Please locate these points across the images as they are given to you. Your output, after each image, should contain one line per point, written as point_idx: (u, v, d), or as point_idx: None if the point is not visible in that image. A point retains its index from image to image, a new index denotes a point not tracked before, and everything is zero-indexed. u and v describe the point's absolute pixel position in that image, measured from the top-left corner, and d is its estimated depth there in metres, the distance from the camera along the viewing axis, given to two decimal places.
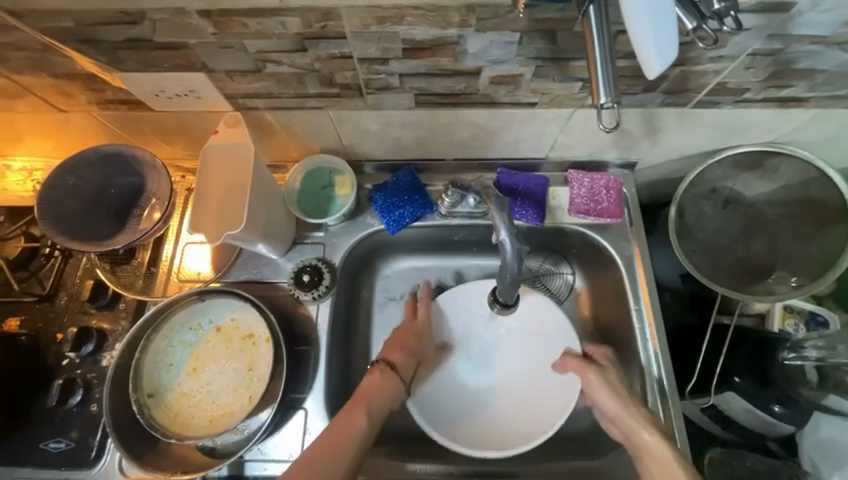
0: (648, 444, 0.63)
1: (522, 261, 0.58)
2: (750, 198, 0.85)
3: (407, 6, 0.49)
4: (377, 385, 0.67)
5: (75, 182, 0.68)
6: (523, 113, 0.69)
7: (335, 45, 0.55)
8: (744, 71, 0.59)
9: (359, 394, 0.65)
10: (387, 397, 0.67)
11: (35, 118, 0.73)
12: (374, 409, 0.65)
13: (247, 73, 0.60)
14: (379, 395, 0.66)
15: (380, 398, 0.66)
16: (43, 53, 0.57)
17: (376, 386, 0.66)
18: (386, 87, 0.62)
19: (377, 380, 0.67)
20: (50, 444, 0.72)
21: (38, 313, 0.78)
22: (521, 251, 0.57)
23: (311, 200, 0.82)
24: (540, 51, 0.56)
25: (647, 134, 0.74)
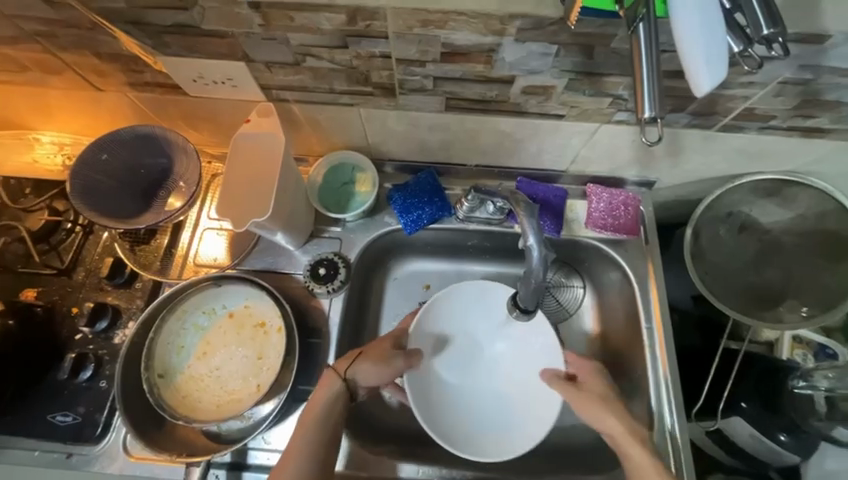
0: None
1: (548, 268, 0.59)
2: (766, 225, 0.85)
3: (451, 11, 0.50)
4: (322, 396, 0.67)
5: (108, 158, 0.69)
6: (549, 124, 0.70)
7: (375, 44, 0.56)
8: (773, 98, 0.60)
9: (310, 407, 0.66)
10: (335, 406, 0.67)
11: (71, 95, 0.74)
12: (318, 415, 0.66)
13: (285, 65, 0.61)
14: (325, 406, 0.67)
15: (326, 410, 0.66)
16: (92, 32, 0.59)
17: (321, 397, 0.67)
18: (419, 89, 0.63)
19: (324, 390, 0.67)
20: (57, 417, 0.72)
21: (55, 286, 0.79)
22: (548, 258, 0.58)
23: (331, 195, 0.83)
24: (575, 65, 0.57)
25: (669, 154, 0.75)
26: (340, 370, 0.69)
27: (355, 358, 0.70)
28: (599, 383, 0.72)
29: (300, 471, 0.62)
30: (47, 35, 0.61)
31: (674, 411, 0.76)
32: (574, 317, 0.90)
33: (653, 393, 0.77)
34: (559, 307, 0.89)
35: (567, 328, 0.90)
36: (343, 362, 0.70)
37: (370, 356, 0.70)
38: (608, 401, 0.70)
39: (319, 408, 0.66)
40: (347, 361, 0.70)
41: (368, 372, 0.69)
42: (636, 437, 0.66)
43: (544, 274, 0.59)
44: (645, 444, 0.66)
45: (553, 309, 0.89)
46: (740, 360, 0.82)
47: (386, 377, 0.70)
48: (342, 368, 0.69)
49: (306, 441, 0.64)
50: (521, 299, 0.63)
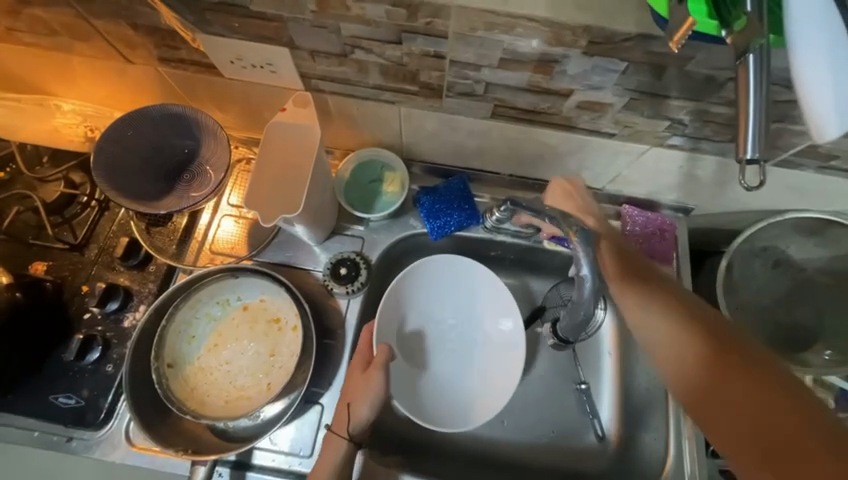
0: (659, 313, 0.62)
1: (596, 301, 0.62)
2: (800, 263, 0.83)
3: (521, 16, 0.47)
4: (328, 458, 0.64)
5: (133, 135, 0.66)
6: (597, 141, 0.67)
7: (432, 42, 0.53)
8: (842, 138, 0.57)
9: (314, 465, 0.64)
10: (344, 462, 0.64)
11: (99, 64, 0.71)
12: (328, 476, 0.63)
13: (331, 55, 0.58)
14: (332, 466, 0.63)
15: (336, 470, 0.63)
16: (130, 1, 0.55)
17: (326, 458, 0.64)
18: (469, 93, 0.60)
19: (328, 451, 0.64)
20: (59, 399, 0.70)
21: (65, 262, 0.76)
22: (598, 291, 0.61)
23: (357, 192, 0.80)
24: (639, 85, 0.54)
25: (715, 183, 0.72)
26: (340, 429, 0.65)
27: (348, 410, 0.65)
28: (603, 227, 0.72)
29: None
30: (82, 1, 0.57)
31: (692, 447, 0.75)
32: (593, 340, 0.87)
33: (672, 429, 0.77)
34: None
35: (585, 350, 0.88)
36: (340, 421, 0.65)
37: (357, 400, 0.65)
38: (633, 284, 0.67)
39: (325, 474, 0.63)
40: (344, 417, 0.65)
41: (357, 415, 0.65)
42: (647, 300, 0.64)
43: (591, 308, 0.62)
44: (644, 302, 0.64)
45: None
46: None
47: (377, 404, 0.66)
48: (341, 426, 0.65)
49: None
50: (565, 332, 0.71)
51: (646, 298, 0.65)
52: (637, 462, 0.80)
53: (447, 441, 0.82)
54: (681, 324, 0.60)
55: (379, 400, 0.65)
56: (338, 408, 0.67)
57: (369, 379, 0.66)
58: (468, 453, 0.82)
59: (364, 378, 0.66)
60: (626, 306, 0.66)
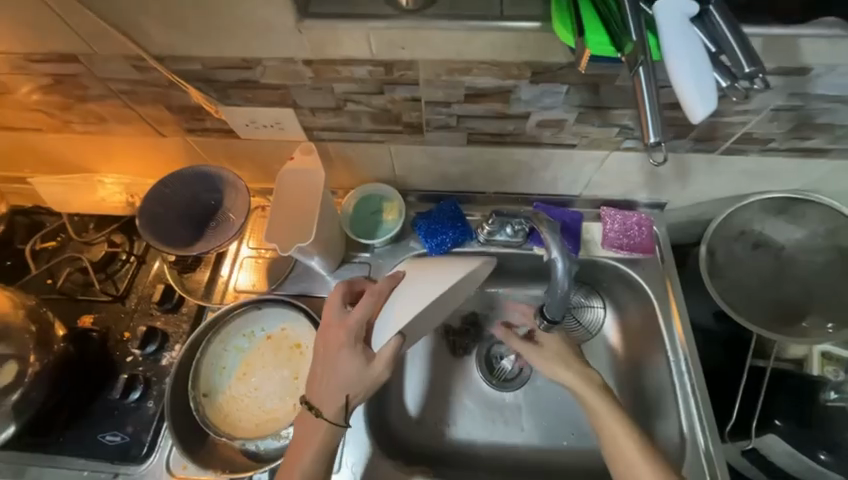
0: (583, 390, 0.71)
1: (572, 277, 0.68)
2: (781, 242, 0.87)
3: (475, 61, 0.59)
4: (316, 441, 0.64)
5: (169, 194, 0.78)
6: (563, 153, 0.76)
7: (408, 90, 0.65)
8: (769, 124, 0.66)
9: (297, 447, 0.65)
10: (331, 446, 0.65)
11: (138, 141, 0.84)
12: (316, 460, 0.64)
13: (328, 110, 0.71)
14: (321, 452, 0.64)
15: (324, 454, 0.64)
16: (167, 88, 0.69)
17: (314, 442, 0.64)
18: (445, 126, 0.72)
19: (317, 435, 0.65)
20: (107, 437, 0.76)
21: (109, 312, 0.86)
22: (571, 269, 0.68)
23: (360, 223, 0.90)
24: (583, 101, 0.64)
25: (677, 177, 0.80)
26: (335, 417, 0.64)
27: (345, 399, 0.64)
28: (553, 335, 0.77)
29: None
30: (130, 93, 0.71)
31: (706, 428, 0.77)
32: (595, 338, 0.92)
33: (684, 410, 0.78)
34: (580, 328, 0.91)
35: (590, 349, 0.92)
36: (331, 407, 0.64)
37: (355, 390, 0.64)
38: (565, 355, 0.75)
39: (307, 458, 0.64)
40: (336, 404, 0.64)
41: (330, 394, 0.64)
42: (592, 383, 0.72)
43: (568, 283, 0.69)
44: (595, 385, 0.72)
45: (575, 332, 0.91)
46: (769, 379, 0.81)
47: (351, 390, 0.64)
48: (333, 413, 0.64)
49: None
50: (549, 311, 0.73)
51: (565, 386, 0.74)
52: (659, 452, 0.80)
53: (468, 450, 0.85)
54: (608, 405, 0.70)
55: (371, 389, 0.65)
56: (314, 386, 0.66)
57: (346, 360, 0.65)
58: (489, 461, 0.84)
59: (340, 356, 0.65)
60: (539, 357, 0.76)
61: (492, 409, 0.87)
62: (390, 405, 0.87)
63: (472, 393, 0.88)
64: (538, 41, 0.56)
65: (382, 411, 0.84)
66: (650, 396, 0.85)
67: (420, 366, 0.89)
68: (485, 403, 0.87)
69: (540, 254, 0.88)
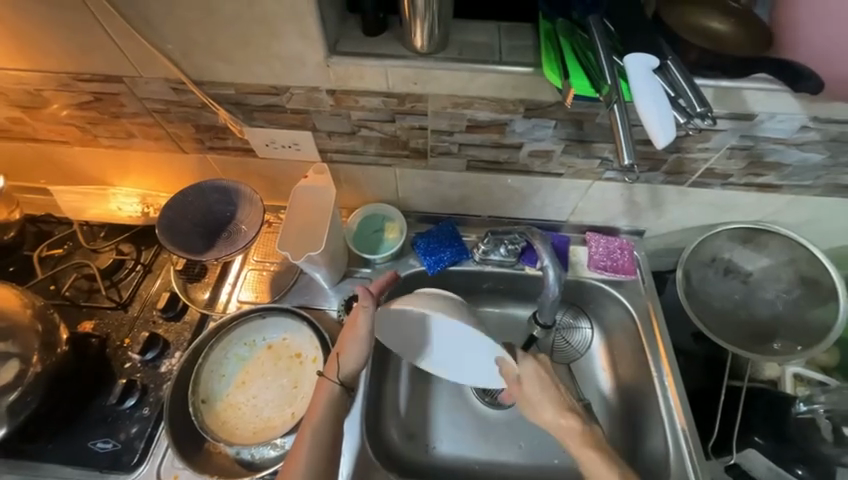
0: (565, 429, 0.68)
1: (562, 285, 0.76)
2: (748, 269, 0.94)
3: (476, 97, 0.69)
4: (321, 400, 0.71)
5: (190, 205, 0.84)
6: (551, 181, 0.85)
7: (416, 119, 0.74)
8: (727, 160, 0.76)
9: (312, 411, 0.70)
10: (336, 404, 0.72)
11: (159, 156, 0.90)
12: (322, 417, 0.70)
13: (343, 134, 0.79)
14: (327, 408, 0.71)
15: (329, 411, 0.71)
16: (199, 109, 0.77)
17: (320, 401, 0.71)
18: (447, 152, 0.80)
19: (322, 393, 0.72)
20: (97, 444, 0.76)
21: (111, 319, 0.87)
22: (561, 277, 0.75)
23: (363, 240, 0.93)
24: (569, 135, 0.74)
25: (653, 206, 0.89)
26: (332, 374, 0.73)
27: (338, 359, 0.74)
28: (532, 371, 0.73)
29: (312, 464, 0.66)
30: (162, 111, 0.78)
31: (692, 445, 0.78)
32: (584, 357, 0.96)
33: (667, 426, 0.81)
34: (570, 348, 0.95)
35: (579, 368, 0.96)
36: (332, 367, 0.74)
37: (348, 353, 0.73)
38: (550, 390, 0.71)
39: (318, 415, 0.70)
40: (335, 363, 0.74)
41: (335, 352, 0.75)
42: (577, 435, 0.68)
43: (559, 290, 0.76)
44: (589, 437, 0.67)
45: (566, 351, 0.95)
46: (744, 397, 0.87)
47: (346, 352, 0.73)
48: (332, 371, 0.74)
49: (316, 435, 0.68)
50: (542, 316, 0.81)
51: (552, 425, 0.70)
52: (648, 467, 0.83)
53: (462, 466, 0.86)
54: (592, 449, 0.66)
55: (365, 355, 0.73)
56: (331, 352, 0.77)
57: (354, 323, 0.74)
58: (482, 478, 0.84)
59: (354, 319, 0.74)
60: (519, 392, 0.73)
61: (484, 426, 0.88)
62: (385, 419, 0.88)
63: (465, 409, 0.90)
64: (529, 83, 0.66)
65: (377, 424, 0.86)
66: (636, 413, 0.88)
67: (415, 379, 0.93)
68: (477, 420, 0.89)
69: (532, 274, 0.93)
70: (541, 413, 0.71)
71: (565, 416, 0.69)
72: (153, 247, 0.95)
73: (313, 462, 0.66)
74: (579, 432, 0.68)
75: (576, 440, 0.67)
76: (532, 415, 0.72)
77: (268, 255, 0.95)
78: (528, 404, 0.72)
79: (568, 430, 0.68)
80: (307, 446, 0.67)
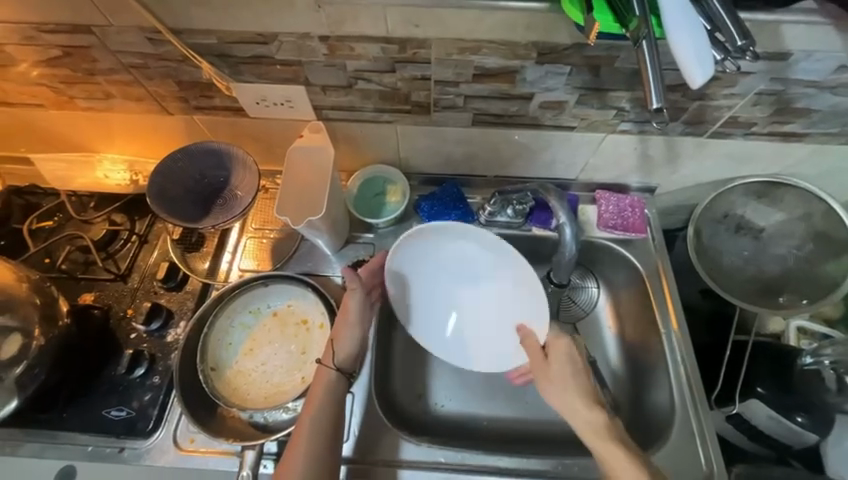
0: (582, 411, 0.68)
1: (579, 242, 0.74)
2: (762, 225, 0.92)
3: (484, 41, 0.62)
4: (320, 386, 0.72)
5: (180, 170, 0.79)
6: (563, 135, 0.80)
7: (418, 68, 0.68)
8: (752, 107, 0.71)
9: (311, 397, 0.70)
10: (335, 390, 0.72)
11: (141, 119, 0.84)
12: (322, 403, 0.70)
13: (338, 88, 0.73)
14: (327, 395, 0.71)
15: (329, 397, 0.71)
16: (180, 63, 0.70)
17: (319, 386, 0.72)
18: (452, 106, 0.74)
19: (319, 380, 0.72)
20: (111, 412, 0.77)
21: (111, 290, 0.85)
22: (577, 234, 0.73)
23: (364, 204, 0.90)
24: (584, 82, 0.69)
25: (669, 160, 0.85)
26: (329, 361, 0.74)
27: (333, 346, 0.74)
28: (561, 359, 0.72)
29: (313, 449, 0.66)
30: (140, 67, 0.72)
31: (695, 397, 0.80)
32: (591, 316, 0.95)
33: (673, 380, 0.82)
34: (576, 307, 0.94)
35: (585, 329, 0.95)
36: (327, 354, 0.74)
37: (342, 338, 0.74)
38: (574, 376, 0.71)
39: (317, 400, 0.70)
40: (330, 351, 0.74)
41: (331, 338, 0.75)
42: (600, 419, 0.67)
43: (576, 248, 0.74)
44: (611, 429, 0.67)
45: (572, 310, 0.94)
46: (749, 351, 0.88)
47: (345, 333, 0.75)
48: (329, 359, 0.74)
49: (317, 423, 0.68)
50: (556, 274, 0.79)
51: (571, 407, 0.69)
52: (651, 417, 0.85)
53: (471, 423, 0.88)
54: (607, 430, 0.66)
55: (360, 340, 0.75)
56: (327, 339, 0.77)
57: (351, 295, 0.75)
58: (491, 433, 0.87)
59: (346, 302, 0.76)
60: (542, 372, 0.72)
61: (491, 385, 0.90)
62: (395, 381, 0.89)
63: (473, 370, 0.91)
64: (543, 22, 0.60)
65: (386, 385, 0.87)
66: (642, 369, 0.89)
67: (420, 341, 0.93)
68: (484, 378, 0.90)
69: (540, 235, 0.91)
70: (562, 396, 0.70)
71: (587, 403, 0.69)
72: (147, 217, 0.91)
73: (313, 445, 0.67)
74: (604, 418, 0.67)
75: (597, 422, 0.67)
76: (549, 392, 0.71)
77: (267, 222, 0.92)
78: (549, 384, 0.72)
79: (588, 418, 0.68)
80: (307, 433, 0.67)
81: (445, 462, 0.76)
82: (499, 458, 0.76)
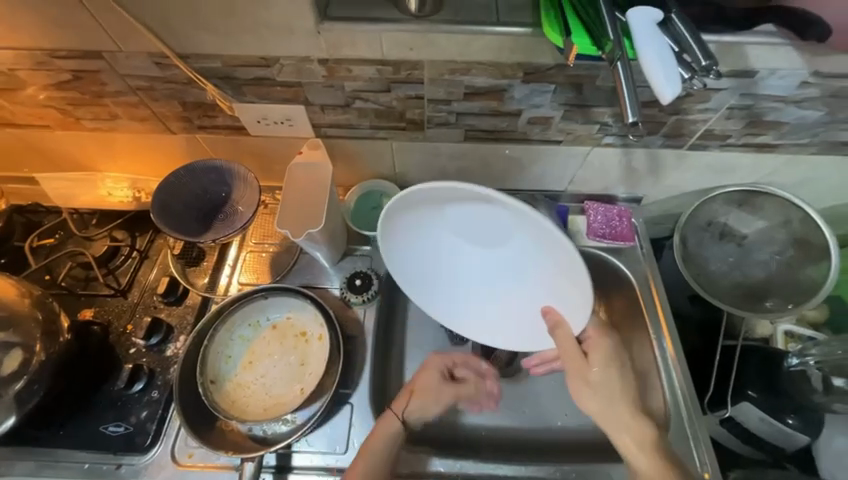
0: (625, 419, 0.73)
1: None
2: (744, 232, 0.95)
3: (473, 62, 0.67)
4: (382, 434, 0.73)
5: (183, 185, 0.82)
6: (551, 149, 0.84)
7: (412, 88, 0.72)
8: (725, 120, 0.76)
9: (369, 440, 0.73)
10: (394, 443, 0.73)
11: (145, 138, 0.86)
12: (381, 455, 0.72)
13: (336, 107, 0.76)
14: (386, 446, 0.73)
15: (388, 450, 0.72)
16: (186, 85, 0.74)
17: (382, 435, 0.73)
18: (445, 123, 0.78)
19: (383, 429, 0.74)
20: (109, 428, 0.77)
21: (111, 306, 0.86)
22: None
23: (361, 217, 0.92)
24: (568, 100, 0.73)
25: (652, 171, 0.89)
26: (398, 412, 0.76)
27: (409, 398, 0.79)
28: (601, 366, 0.76)
29: None
30: (147, 89, 0.75)
31: (687, 401, 0.82)
32: None
33: (664, 384, 0.84)
34: None
35: None
36: (401, 404, 0.78)
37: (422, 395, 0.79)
38: (613, 384, 0.75)
39: (376, 448, 0.72)
40: (404, 402, 0.78)
41: (417, 391, 0.80)
42: (640, 427, 0.72)
43: None
44: (649, 436, 0.71)
45: None
46: (738, 354, 0.89)
47: (419, 394, 0.80)
48: (400, 410, 0.77)
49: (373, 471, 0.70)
50: None
51: (612, 411, 0.73)
52: None
53: (469, 432, 0.88)
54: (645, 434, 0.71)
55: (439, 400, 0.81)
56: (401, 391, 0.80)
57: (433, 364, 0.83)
58: (490, 442, 0.87)
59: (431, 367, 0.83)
60: (581, 374, 0.75)
61: None
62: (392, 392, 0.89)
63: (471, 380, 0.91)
64: (527, 45, 0.64)
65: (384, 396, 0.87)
66: None
67: (418, 352, 0.92)
68: None
69: None
70: (603, 402, 0.74)
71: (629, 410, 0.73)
72: (147, 233, 0.93)
73: None
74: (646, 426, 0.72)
75: (635, 430, 0.72)
76: (584, 396, 0.75)
77: (266, 236, 0.94)
78: (588, 386, 0.75)
79: (629, 422, 0.72)
80: (359, 476, 0.69)
81: (444, 471, 0.76)
82: (498, 466, 0.77)
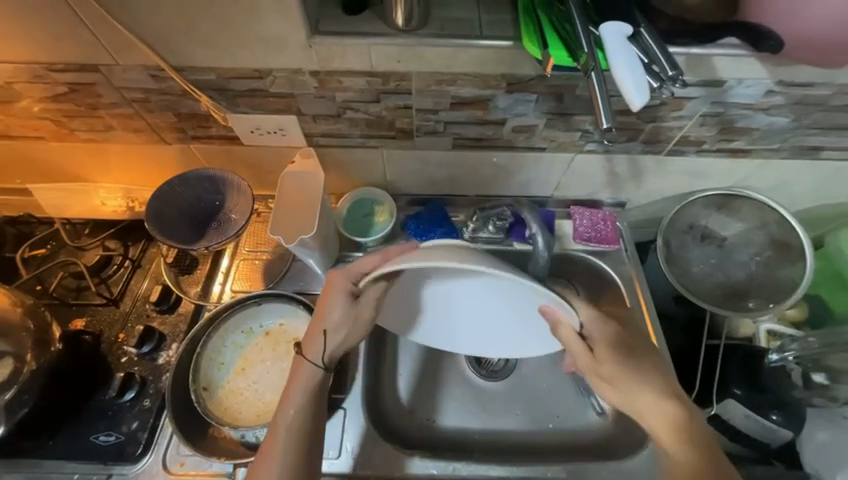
0: (645, 409, 0.65)
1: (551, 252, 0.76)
2: (723, 234, 0.99)
3: (458, 73, 0.70)
4: (300, 379, 0.69)
5: (177, 193, 0.83)
6: (536, 156, 0.87)
7: (400, 98, 0.75)
8: (700, 127, 0.80)
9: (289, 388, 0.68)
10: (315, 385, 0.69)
11: (140, 148, 0.88)
12: (298, 405, 0.67)
13: (328, 117, 0.79)
14: (307, 390, 0.69)
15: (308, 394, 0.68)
16: (180, 97, 0.76)
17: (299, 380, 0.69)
18: (433, 131, 0.81)
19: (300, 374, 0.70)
20: (100, 437, 0.76)
21: (103, 315, 0.86)
22: (549, 243, 0.76)
23: (353, 223, 0.93)
24: (550, 108, 0.76)
25: (633, 177, 0.92)
26: (314, 355, 0.70)
27: (323, 336, 0.70)
28: (611, 352, 0.68)
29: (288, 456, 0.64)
30: (142, 101, 0.77)
31: None
32: None
33: None
34: None
35: None
36: (311, 346, 0.70)
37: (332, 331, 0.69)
38: (630, 366, 0.67)
39: (295, 394, 0.68)
40: (316, 343, 0.70)
41: (316, 329, 0.70)
42: (673, 415, 0.63)
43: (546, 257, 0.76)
44: (682, 421, 0.63)
45: None
46: (722, 352, 0.92)
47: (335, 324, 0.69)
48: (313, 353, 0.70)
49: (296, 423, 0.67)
50: None
51: (638, 399, 0.66)
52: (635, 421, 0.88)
53: (461, 435, 0.89)
54: (678, 416, 0.63)
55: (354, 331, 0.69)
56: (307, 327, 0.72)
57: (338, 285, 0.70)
58: (482, 444, 0.88)
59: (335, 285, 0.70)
60: (594, 372, 0.69)
61: (480, 397, 0.91)
62: (385, 396, 0.91)
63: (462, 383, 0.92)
64: (509, 57, 0.67)
65: (377, 401, 0.88)
66: None
67: (410, 356, 0.94)
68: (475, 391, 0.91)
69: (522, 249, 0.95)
70: (632, 396, 0.66)
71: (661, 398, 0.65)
72: (140, 242, 0.94)
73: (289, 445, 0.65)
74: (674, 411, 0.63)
75: (669, 418, 0.63)
76: (606, 390, 0.68)
77: (259, 244, 0.95)
78: (606, 380, 0.68)
79: (661, 410, 0.64)
80: (283, 432, 0.66)
81: (437, 474, 0.77)
82: (490, 467, 0.78)
